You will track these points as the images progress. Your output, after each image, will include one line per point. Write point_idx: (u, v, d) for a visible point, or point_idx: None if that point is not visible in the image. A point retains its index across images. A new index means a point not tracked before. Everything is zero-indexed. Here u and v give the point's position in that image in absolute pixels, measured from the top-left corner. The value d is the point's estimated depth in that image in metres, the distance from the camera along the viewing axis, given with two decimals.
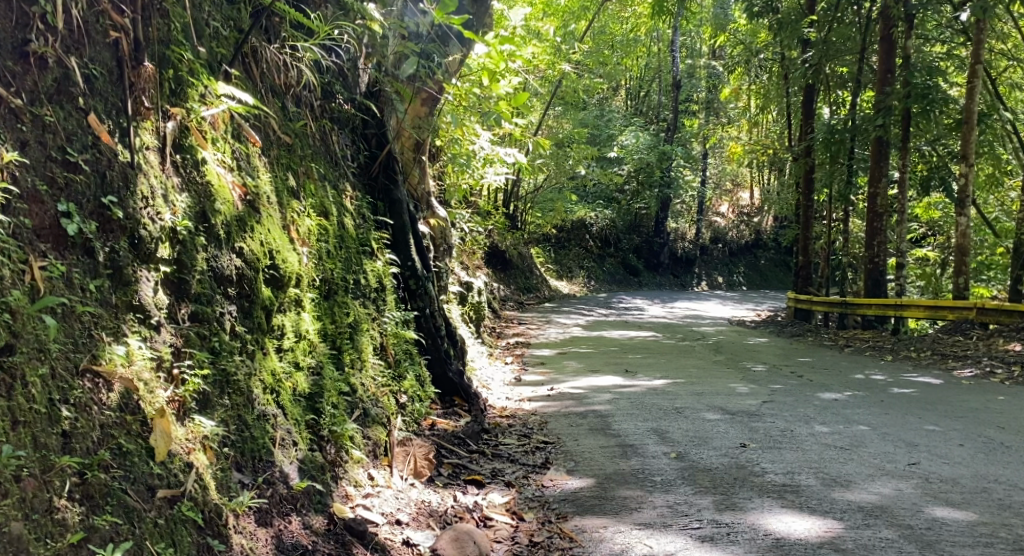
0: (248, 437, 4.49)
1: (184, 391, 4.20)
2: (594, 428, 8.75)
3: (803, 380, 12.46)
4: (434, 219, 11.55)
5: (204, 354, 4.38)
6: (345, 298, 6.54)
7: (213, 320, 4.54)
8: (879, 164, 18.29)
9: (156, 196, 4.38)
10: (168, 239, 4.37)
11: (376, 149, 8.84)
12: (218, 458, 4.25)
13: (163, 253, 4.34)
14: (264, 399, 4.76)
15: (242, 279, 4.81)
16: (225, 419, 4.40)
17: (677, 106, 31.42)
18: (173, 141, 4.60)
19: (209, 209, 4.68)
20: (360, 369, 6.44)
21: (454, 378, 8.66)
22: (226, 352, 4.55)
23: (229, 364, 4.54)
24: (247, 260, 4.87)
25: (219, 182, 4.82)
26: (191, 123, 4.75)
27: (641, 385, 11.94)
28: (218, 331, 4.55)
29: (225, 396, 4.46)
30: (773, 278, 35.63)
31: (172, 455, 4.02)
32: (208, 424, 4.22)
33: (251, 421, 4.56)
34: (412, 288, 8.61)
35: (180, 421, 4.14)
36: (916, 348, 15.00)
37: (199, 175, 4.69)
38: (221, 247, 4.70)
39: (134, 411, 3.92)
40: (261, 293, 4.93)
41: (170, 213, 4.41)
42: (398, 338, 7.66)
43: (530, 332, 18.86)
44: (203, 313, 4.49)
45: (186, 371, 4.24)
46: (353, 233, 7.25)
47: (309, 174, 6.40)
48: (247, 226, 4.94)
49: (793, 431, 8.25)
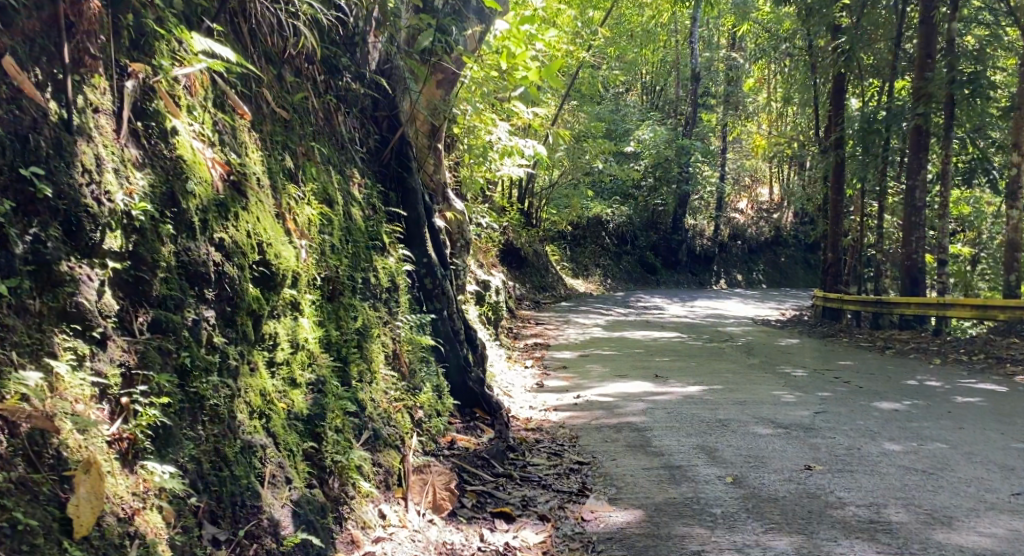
0: (225, 479, 3.59)
1: (135, 426, 3.30)
2: (632, 444, 7.82)
3: (852, 387, 11.55)
4: (451, 212, 10.59)
5: (165, 377, 3.48)
6: (353, 300, 5.64)
7: (182, 330, 3.64)
8: (918, 155, 16.91)
9: (105, 170, 3.50)
10: (117, 226, 3.47)
11: (387, 132, 7.97)
12: (177, 517, 3.33)
13: (111, 244, 3.43)
14: (252, 424, 3.87)
15: (222, 278, 3.91)
16: (191, 460, 3.50)
17: (696, 99, 30.30)
18: (133, 103, 3.77)
19: (180, 191, 3.80)
20: (370, 384, 5.54)
21: (474, 389, 7.76)
22: (199, 369, 3.66)
23: (202, 387, 3.65)
24: (231, 255, 3.99)
25: (194, 157, 3.96)
26: (158, 84, 3.92)
27: (675, 393, 11.01)
28: (189, 345, 3.66)
29: (196, 427, 3.57)
30: (793, 276, 34.53)
31: (103, 524, 3.07)
32: (162, 472, 3.30)
33: (233, 457, 3.68)
34: (428, 288, 7.70)
35: (125, 469, 3.23)
36: (966, 351, 14.06)
37: (165, 148, 3.83)
38: (197, 237, 3.83)
39: (50, 465, 3.01)
40: (247, 294, 4.03)
41: (123, 194, 3.52)
42: (412, 344, 6.76)
43: (549, 333, 17.96)
44: (167, 321, 3.59)
45: (138, 400, 3.35)
46: (362, 225, 6.34)
47: (312, 155, 5.50)
48: (229, 213, 4.05)
49: (861, 453, 7.36)
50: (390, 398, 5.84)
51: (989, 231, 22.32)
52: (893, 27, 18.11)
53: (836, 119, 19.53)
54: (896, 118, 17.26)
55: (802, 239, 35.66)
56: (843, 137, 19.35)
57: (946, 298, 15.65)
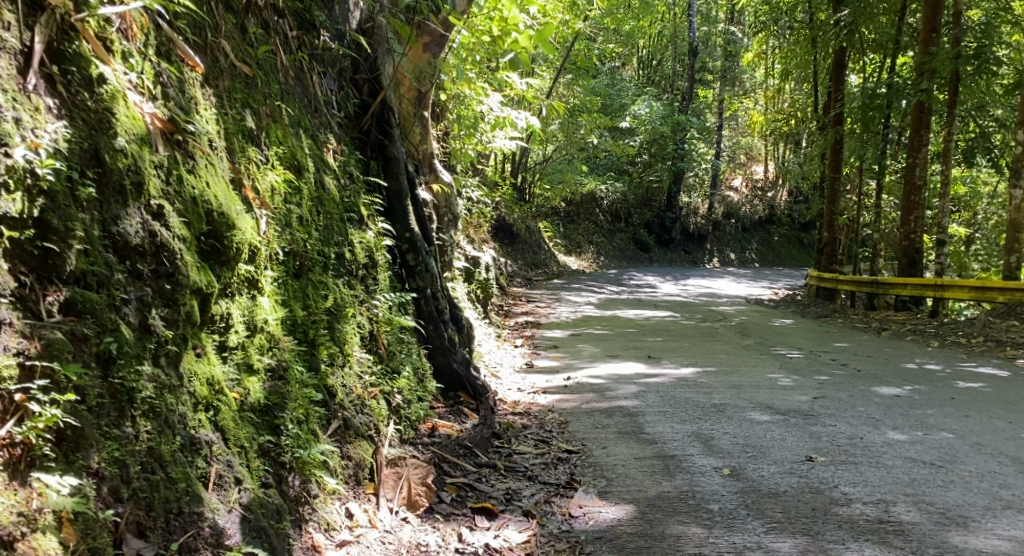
0: (157, 485, 3.35)
1: (31, 430, 3.03)
2: (624, 431, 7.42)
3: (850, 370, 11.17)
4: (438, 185, 10.13)
5: (75, 366, 3.18)
6: (323, 278, 5.20)
7: (103, 308, 3.35)
8: (920, 132, 16.40)
9: (6, 120, 3.21)
10: (18, 187, 3.18)
11: (367, 96, 7.52)
12: (81, 538, 3.07)
13: (10, 208, 3.15)
14: (196, 419, 3.62)
15: (161, 252, 3.62)
16: (107, 469, 3.23)
17: (693, 75, 29.78)
18: (49, 45, 3.46)
19: (105, 147, 3.50)
20: (340, 368, 5.11)
21: (458, 370, 7.37)
22: (127, 357, 3.39)
23: (130, 376, 3.38)
24: (170, 224, 3.68)
25: (130, 112, 3.66)
26: (85, 26, 3.59)
27: (668, 375, 10.61)
28: (113, 326, 3.37)
29: (123, 422, 3.32)
30: (787, 255, 34.13)
31: None
32: (58, 485, 3.04)
33: (168, 457, 3.43)
34: (411, 263, 7.25)
35: (14, 482, 2.99)
36: (965, 333, 13.69)
37: (88, 98, 3.52)
38: (129, 203, 3.54)
39: None
40: (192, 270, 3.74)
41: (27, 147, 3.23)
42: (391, 325, 6.34)
43: (540, 311, 17.59)
44: (85, 300, 3.30)
45: (37, 398, 3.07)
46: (336, 195, 5.90)
47: (276, 116, 5.08)
48: (170, 175, 3.75)
49: (864, 443, 7.00)
50: (363, 383, 5.42)
51: (986, 212, 21.94)
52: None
53: (836, 94, 19.05)
54: (895, 93, 16.65)
55: (796, 218, 35.27)
56: (843, 113, 18.87)
57: (943, 278, 15.27)
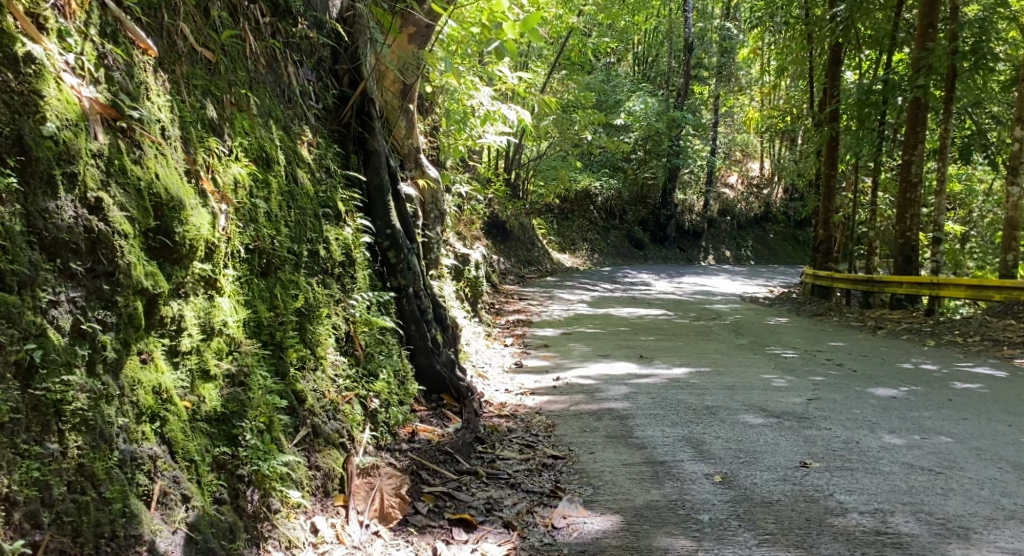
0: (86, 508, 3.31)
1: None
2: (613, 435, 7.16)
3: (846, 370, 10.92)
4: (424, 179, 9.86)
5: None
6: (293, 277, 4.93)
7: (26, 312, 3.29)
8: (916, 129, 16.12)
9: None
10: None
11: (347, 87, 7.26)
12: None
13: None
14: (140, 431, 3.59)
15: (99, 246, 3.55)
16: (25, 495, 3.18)
17: (688, 71, 29.50)
18: None
19: (30, 134, 3.42)
20: (310, 372, 4.84)
21: (442, 371, 7.13)
22: (54, 365, 3.33)
23: (55, 387, 3.32)
24: (110, 218, 3.61)
25: (63, 96, 3.58)
26: (13, 2, 3.47)
27: (660, 376, 10.36)
28: (40, 328, 3.32)
29: (47, 438, 3.27)
30: (783, 253, 33.84)
31: None
32: None
33: (105, 472, 3.40)
34: (392, 261, 6.98)
35: None
36: (961, 332, 13.44)
37: (13, 81, 3.42)
38: (58, 196, 3.47)
39: None
40: (135, 269, 3.67)
41: None
42: (370, 325, 6.07)
43: (532, 308, 17.37)
44: (6, 302, 3.24)
45: None
46: (310, 189, 5.62)
47: (241, 104, 4.87)
48: (111, 165, 3.68)
49: (861, 447, 6.76)
50: (337, 387, 5.15)
51: (982, 209, 21.69)
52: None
53: (831, 91, 18.81)
54: (891, 89, 16.36)
55: (792, 216, 34.97)
56: (838, 109, 18.58)
57: (939, 277, 15.03)
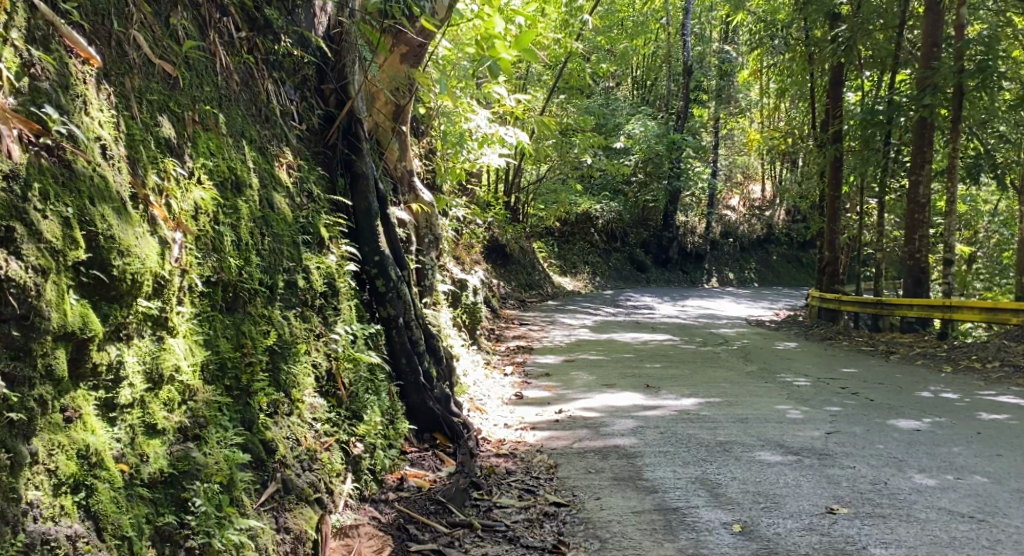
0: None
1: None
2: (620, 476, 6.63)
3: (863, 400, 10.35)
4: (418, 204, 9.35)
5: None
6: (267, 312, 4.49)
7: None
8: (923, 148, 15.52)
9: None
10: None
11: (333, 107, 6.75)
12: None
13: None
14: (59, 505, 3.14)
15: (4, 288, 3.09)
16: None
17: (687, 93, 29.04)
18: None
19: None
20: (285, 418, 4.38)
21: (435, 408, 6.65)
22: None
23: None
24: (23, 252, 3.17)
25: None
26: None
27: (668, 407, 9.81)
28: None
29: None
30: (787, 275, 33.16)
31: None
32: None
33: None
34: (381, 291, 6.50)
35: None
36: (979, 358, 12.86)
37: None
38: None
39: None
40: (57, 311, 3.25)
41: None
42: (355, 362, 5.59)
43: (533, 334, 16.84)
44: None
45: None
46: (290, 214, 5.13)
47: (207, 123, 4.42)
48: (29, 190, 3.25)
49: (888, 489, 6.26)
50: (316, 433, 4.68)
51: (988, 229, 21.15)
52: (895, 13, 16.42)
53: (834, 112, 18.37)
54: (896, 110, 15.81)
55: (796, 238, 34.26)
56: (842, 130, 18.08)
57: (951, 299, 14.49)
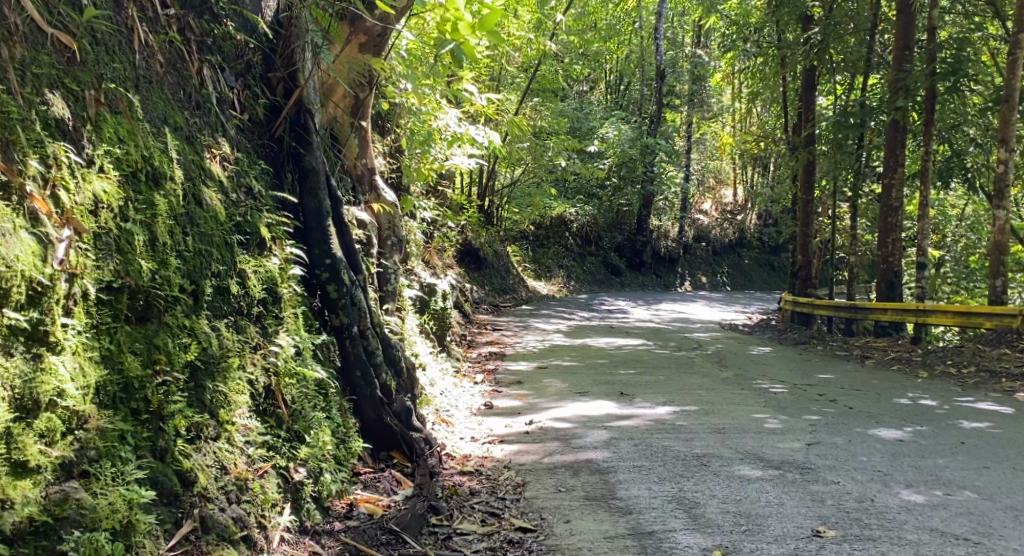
0: None
1: None
2: (592, 495, 6.19)
3: (841, 407, 9.93)
4: (379, 204, 8.83)
5: None
6: (189, 322, 4.13)
7: None
8: (895, 152, 14.82)
9: None
10: None
11: (280, 97, 6.24)
12: None
13: None
14: None
15: None
16: None
17: (659, 97, 28.62)
18: None
19: None
20: (209, 443, 4.02)
21: (393, 425, 6.20)
22: None
23: None
24: None
25: None
26: None
27: (643, 417, 9.35)
28: None
29: None
30: (759, 279, 32.83)
31: None
32: None
33: None
34: (332, 298, 6.02)
35: None
36: (954, 362, 12.47)
37: None
38: None
39: None
40: None
41: None
42: (298, 377, 5.11)
43: (505, 340, 16.38)
44: None
45: None
46: (222, 213, 4.66)
47: (116, 105, 4.09)
48: None
49: (874, 508, 5.81)
50: (248, 459, 4.26)
51: (954, 233, 19.78)
52: (866, 16, 15.94)
53: (806, 115, 17.82)
54: (870, 112, 15.37)
55: (768, 241, 33.92)
56: (815, 132, 17.69)
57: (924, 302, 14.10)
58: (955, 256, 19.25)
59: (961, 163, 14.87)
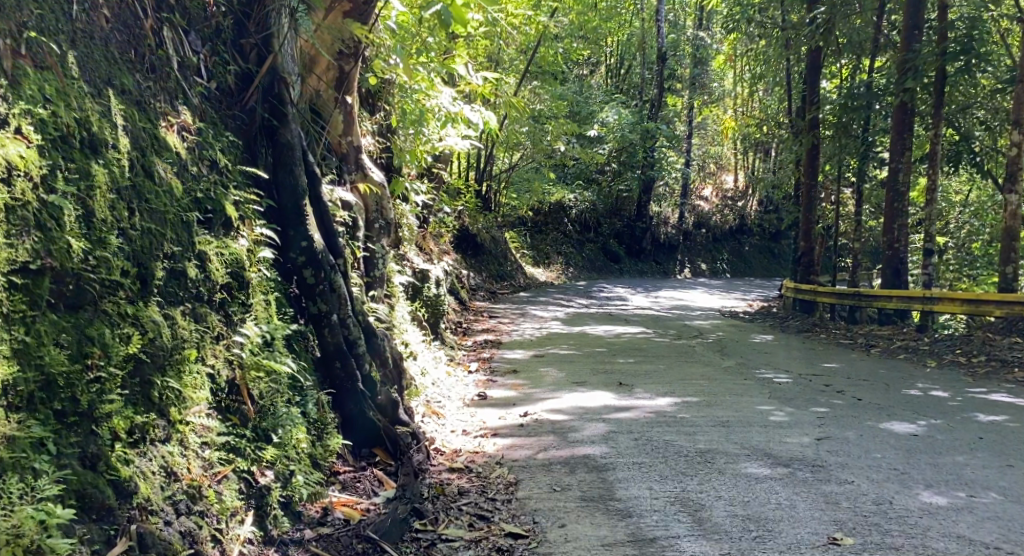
0: None
1: None
2: (588, 496, 5.74)
3: (849, 399, 9.48)
4: (365, 185, 8.34)
5: None
6: (132, 310, 3.72)
7: None
8: (903, 135, 14.27)
9: None
10: None
11: (253, 65, 5.77)
12: None
13: None
14: None
15: None
16: None
17: (660, 80, 28.03)
18: None
19: None
20: (156, 446, 3.63)
21: (376, 421, 5.76)
22: None
23: None
24: None
25: None
26: None
27: (642, 409, 8.91)
28: None
29: None
30: (759, 266, 32.45)
31: None
32: None
33: None
34: (310, 283, 5.58)
35: None
36: (964, 352, 12.01)
37: None
38: None
39: None
40: None
41: None
42: (265, 371, 4.66)
43: (501, 327, 15.95)
44: None
45: None
46: (178, 188, 4.27)
47: (42, 60, 3.66)
48: None
49: (893, 511, 5.34)
50: (206, 464, 3.84)
51: (957, 220, 18.22)
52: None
53: (810, 98, 17.26)
54: (878, 94, 14.81)
55: (768, 228, 33.47)
56: (820, 115, 17.14)
57: (932, 289, 13.62)
58: (958, 242, 18.71)
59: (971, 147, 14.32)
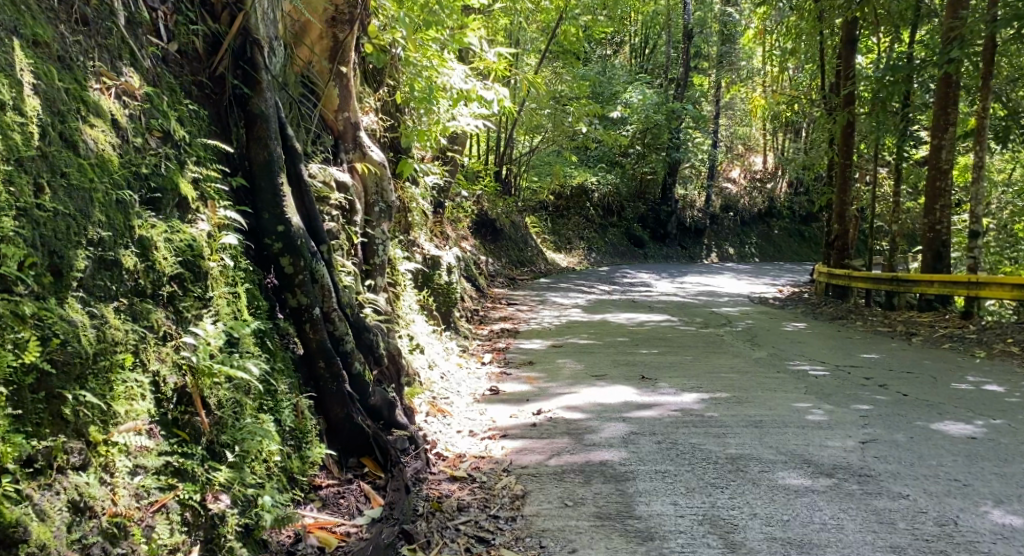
0: None
1: None
2: (606, 512, 5.08)
3: (895, 394, 8.72)
4: (363, 164, 7.56)
5: None
6: (34, 311, 3.28)
7: None
8: (946, 110, 13.41)
9: None
10: None
11: (222, 25, 5.15)
12: None
13: None
14: None
15: None
16: None
17: (687, 59, 27.09)
18: None
19: None
20: (65, 474, 3.23)
21: (365, 426, 5.08)
22: None
23: None
24: None
25: None
26: None
27: (667, 406, 8.20)
28: None
29: None
30: (788, 250, 31.49)
31: None
32: None
33: None
34: (287, 273, 4.91)
35: None
36: (1016, 341, 11.19)
37: None
38: None
39: None
40: None
41: None
42: (225, 378, 4.03)
43: (519, 315, 15.28)
44: None
45: None
46: (115, 162, 3.87)
47: None
48: None
49: (960, 535, 4.66)
50: (135, 492, 3.42)
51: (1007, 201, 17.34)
52: None
53: (846, 73, 16.39)
54: (918, 68, 13.92)
55: (797, 211, 32.54)
56: (855, 91, 16.25)
57: (976, 273, 12.75)
58: (1001, 225, 17.77)
59: (1022, 121, 13.36)
